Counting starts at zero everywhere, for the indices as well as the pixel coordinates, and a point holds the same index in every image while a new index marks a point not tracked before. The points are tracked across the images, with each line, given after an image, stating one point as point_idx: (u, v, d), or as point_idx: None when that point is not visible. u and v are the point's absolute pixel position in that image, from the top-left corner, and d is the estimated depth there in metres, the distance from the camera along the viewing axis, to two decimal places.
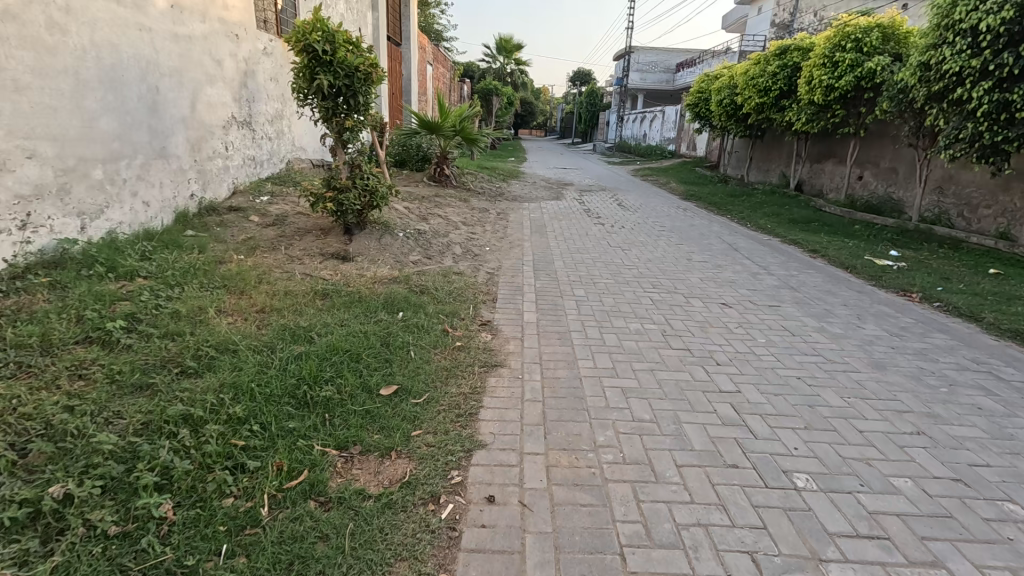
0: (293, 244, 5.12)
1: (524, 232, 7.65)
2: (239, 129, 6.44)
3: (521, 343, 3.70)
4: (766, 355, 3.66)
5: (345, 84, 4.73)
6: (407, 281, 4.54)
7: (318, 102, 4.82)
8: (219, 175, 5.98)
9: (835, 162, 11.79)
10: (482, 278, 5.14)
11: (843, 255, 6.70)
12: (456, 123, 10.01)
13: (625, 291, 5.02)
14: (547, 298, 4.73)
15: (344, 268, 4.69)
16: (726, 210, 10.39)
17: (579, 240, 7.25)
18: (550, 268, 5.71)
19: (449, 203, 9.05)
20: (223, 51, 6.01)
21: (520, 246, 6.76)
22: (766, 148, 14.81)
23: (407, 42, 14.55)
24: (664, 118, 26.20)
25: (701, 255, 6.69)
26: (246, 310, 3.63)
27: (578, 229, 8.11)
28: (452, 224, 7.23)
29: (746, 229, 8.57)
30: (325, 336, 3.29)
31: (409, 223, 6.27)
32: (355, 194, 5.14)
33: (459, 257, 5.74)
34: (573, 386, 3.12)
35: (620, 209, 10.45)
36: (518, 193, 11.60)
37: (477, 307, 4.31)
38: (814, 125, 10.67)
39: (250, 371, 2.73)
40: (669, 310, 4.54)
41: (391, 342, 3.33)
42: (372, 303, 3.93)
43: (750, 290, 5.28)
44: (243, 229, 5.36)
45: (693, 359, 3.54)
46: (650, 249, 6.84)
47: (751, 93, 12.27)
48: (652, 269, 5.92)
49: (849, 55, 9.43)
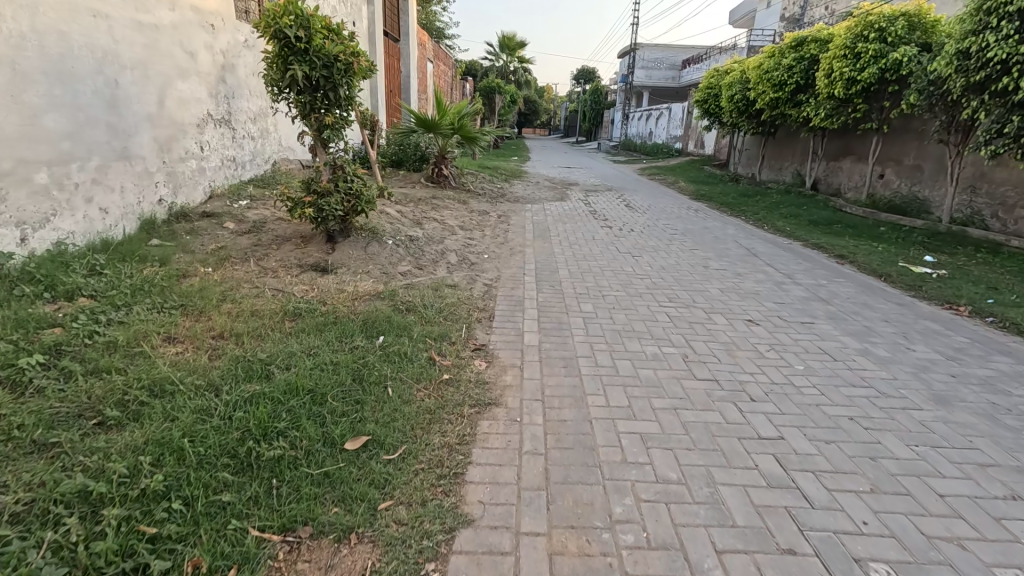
0: (267, 255, 4.62)
1: (526, 237, 7.12)
2: (216, 128, 5.94)
3: (520, 373, 3.17)
4: (808, 387, 3.12)
5: (323, 76, 4.22)
6: (393, 297, 4.02)
7: (294, 97, 4.31)
8: (192, 178, 5.50)
9: (853, 159, 11.22)
10: (478, 292, 4.62)
11: (874, 262, 6.13)
12: (454, 121, 9.50)
13: (637, 305, 4.49)
14: (551, 315, 4.21)
15: (322, 282, 4.18)
16: (740, 211, 9.82)
17: (585, 245, 6.73)
18: (554, 279, 5.18)
19: (447, 205, 8.55)
20: (198, 43, 5.51)
21: (522, 252, 6.24)
22: (779, 146, 14.25)
23: (406, 39, 14.11)
24: (670, 116, 25.61)
25: (719, 261, 6.15)
26: (200, 336, 3.12)
27: (584, 233, 7.58)
28: (448, 228, 6.73)
29: (763, 232, 8.01)
30: (287, 371, 2.78)
31: (400, 228, 5.76)
32: (337, 199, 4.64)
33: (454, 266, 5.23)
34: (582, 432, 2.59)
35: (627, 211, 9.90)
36: (521, 194, 11.08)
37: (470, 327, 3.79)
38: (834, 120, 10.08)
39: (184, 421, 2.23)
40: (689, 329, 4.00)
41: (367, 377, 2.81)
42: (348, 326, 3.41)
43: (777, 303, 4.73)
44: (215, 237, 4.86)
45: (722, 393, 3.01)
46: (662, 255, 6.31)
47: (766, 88, 11.68)
48: (666, 278, 5.38)
49: (873, 46, 8.83)
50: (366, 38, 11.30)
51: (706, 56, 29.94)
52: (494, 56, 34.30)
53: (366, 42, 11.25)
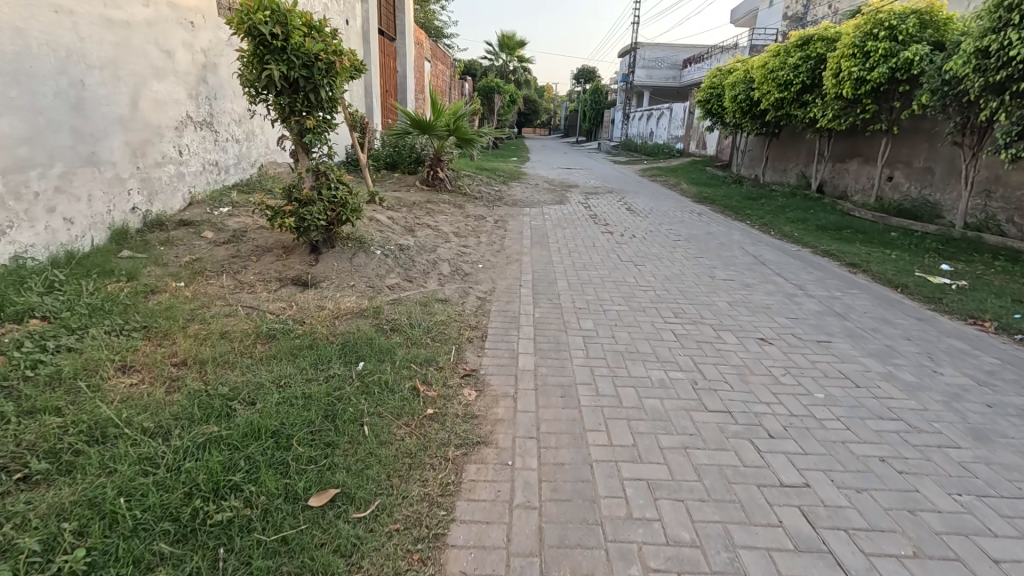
0: (245, 267, 4.33)
1: (524, 244, 6.82)
2: (197, 130, 5.65)
3: (513, 405, 2.88)
4: (832, 421, 2.82)
5: (303, 76, 3.92)
6: (377, 315, 3.72)
7: (272, 99, 4.01)
8: (170, 185, 5.21)
9: (861, 161, 10.94)
10: (471, 307, 4.32)
11: (888, 271, 5.84)
12: (450, 122, 9.20)
13: (640, 321, 4.19)
14: (547, 333, 3.91)
15: (302, 299, 3.89)
16: (745, 215, 9.52)
17: (586, 253, 6.43)
18: (552, 291, 4.88)
19: (443, 209, 8.27)
20: (175, 41, 5.22)
21: (519, 261, 5.94)
22: (783, 147, 13.96)
23: (402, 38, 13.79)
24: (671, 116, 25.33)
25: (725, 271, 5.85)
26: (159, 364, 2.83)
27: (585, 239, 7.28)
28: (441, 235, 6.43)
29: (770, 238, 7.71)
30: (251, 407, 2.48)
31: (390, 237, 5.47)
32: (320, 207, 4.35)
33: (446, 278, 4.94)
34: (582, 479, 2.29)
35: (629, 215, 9.61)
36: (519, 197, 10.78)
37: (460, 349, 3.50)
38: (841, 121, 9.78)
39: (122, 475, 1.93)
40: (697, 349, 3.71)
41: (341, 413, 2.52)
42: (325, 352, 3.12)
43: (789, 318, 4.44)
44: (191, 248, 4.57)
45: (736, 429, 2.71)
46: (666, 264, 6.01)
47: (771, 88, 11.37)
48: (671, 289, 5.08)
49: (883, 44, 8.53)
50: (360, 37, 10.99)
51: (707, 56, 29.64)
52: (494, 55, 34.01)
53: (360, 41, 10.94)
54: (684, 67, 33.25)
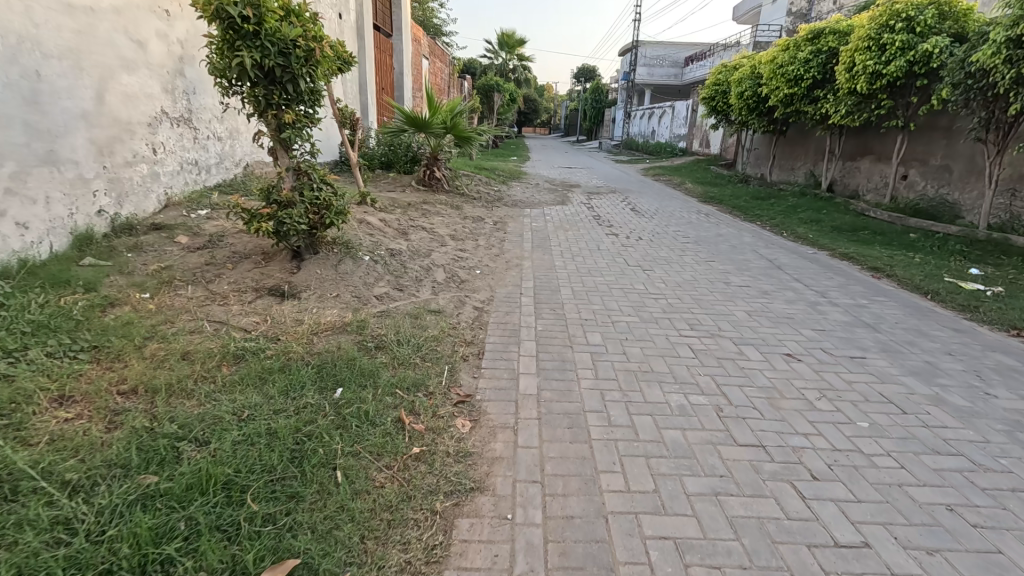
0: (219, 276, 3.94)
1: (525, 247, 6.44)
2: (173, 127, 5.26)
3: (513, 439, 2.49)
4: (883, 459, 2.43)
5: (279, 65, 3.53)
6: (360, 331, 3.34)
7: (247, 91, 3.63)
8: (143, 186, 4.82)
9: (872, 159, 10.58)
10: (466, 319, 3.94)
11: (915, 276, 5.45)
12: (446, 120, 8.83)
13: (653, 335, 3.81)
14: (551, 349, 3.53)
15: (278, 312, 3.51)
16: (755, 215, 9.13)
17: (590, 257, 6.05)
18: (555, 300, 4.49)
19: (439, 211, 7.89)
20: (148, 32, 4.84)
21: (519, 266, 5.56)
22: (791, 145, 13.59)
23: (399, 34, 13.41)
24: (674, 114, 24.93)
25: (740, 276, 5.47)
26: (102, 394, 2.44)
27: (589, 242, 6.89)
28: (437, 239, 6.05)
29: (783, 240, 7.32)
30: (203, 449, 2.09)
31: (380, 241, 5.08)
32: (300, 210, 3.97)
33: (439, 286, 4.56)
34: (596, 539, 1.90)
35: (633, 216, 9.22)
36: (519, 197, 10.39)
37: (453, 368, 3.11)
38: (855, 117, 9.38)
39: (25, 549, 1.56)
40: (717, 368, 3.32)
41: (309, 456, 2.13)
42: (298, 376, 2.72)
43: (815, 330, 4.05)
44: (161, 255, 4.18)
45: (773, 469, 2.32)
46: (676, 269, 5.62)
47: (779, 84, 10.97)
48: (683, 297, 4.70)
49: (899, 37, 8.14)
50: (355, 32, 10.61)
51: (709, 53, 29.26)
52: (494, 53, 33.62)
53: (354, 37, 10.56)
54: (686, 65, 32.87)
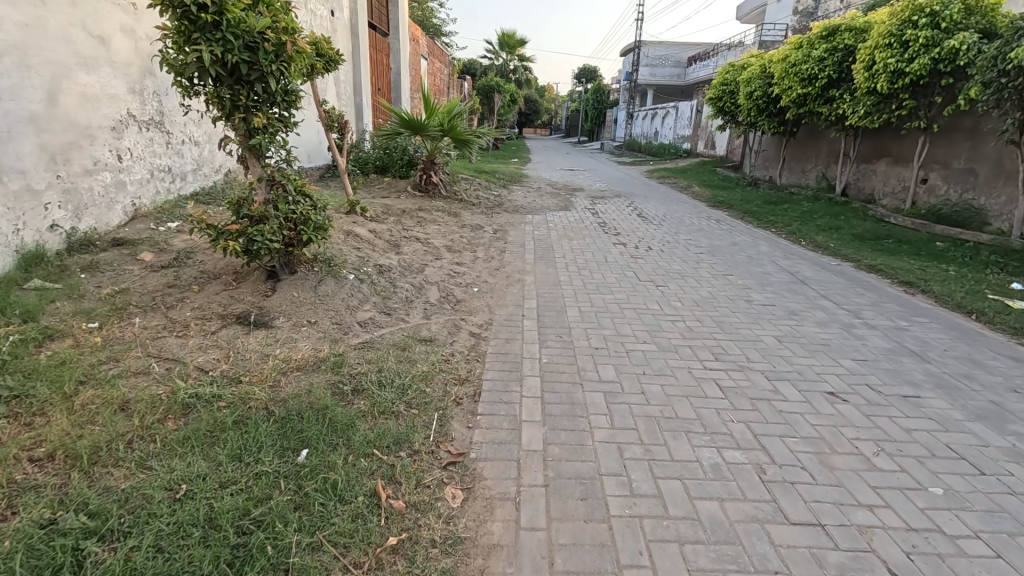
0: (181, 301, 3.48)
1: (527, 259, 5.98)
2: (142, 132, 4.81)
3: (514, 518, 2.03)
4: (973, 544, 1.97)
5: (245, 61, 3.07)
6: (337, 369, 2.89)
7: (210, 92, 3.17)
8: (106, 196, 4.36)
9: (890, 161, 10.13)
10: (461, 349, 3.47)
11: (954, 292, 4.98)
12: (443, 122, 8.37)
13: (674, 368, 3.34)
14: (557, 387, 3.06)
15: (244, 346, 3.04)
16: (769, 222, 8.66)
17: (598, 270, 5.58)
18: (560, 323, 4.04)
19: (435, 219, 7.44)
20: (110, 27, 4.38)
21: (521, 282, 5.09)
22: (802, 146, 13.11)
23: (395, 33, 12.97)
24: (677, 115, 24.48)
25: (761, 293, 5.01)
26: (7, 465, 1.97)
27: (595, 252, 6.42)
28: (431, 252, 5.59)
29: (803, 250, 6.86)
30: (115, 552, 1.63)
31: (368, 256, 4.64)
32: (273, 226, 3.50)
33: (433, 308, 4.11)
34: None
35: (641, 222, 8.75)
36: (520, 203, 9.93)
37: (443, 417, 2.65)
38: (874, 118, 8.91)
39: None
40: (752, 413, 2.85)
41: (255, 557, 1.67)
42: (255, 433, 2.26)
43: (855, 359, 3.59)
44: (118, 275, 3.72)
45: (841, 561, 1.86)
46: (692, 285, 5.16)
47: (792, 83, 10.49)
48: (702, 318, 4.25)
49: (924, 32, 7.67)
50: (348, 31, 10.16)
51: (714, 53, 28.78)
52: (494, 53, 33.19)
53: (348, 36, 10.11)
54: (689, 65, 32.44)
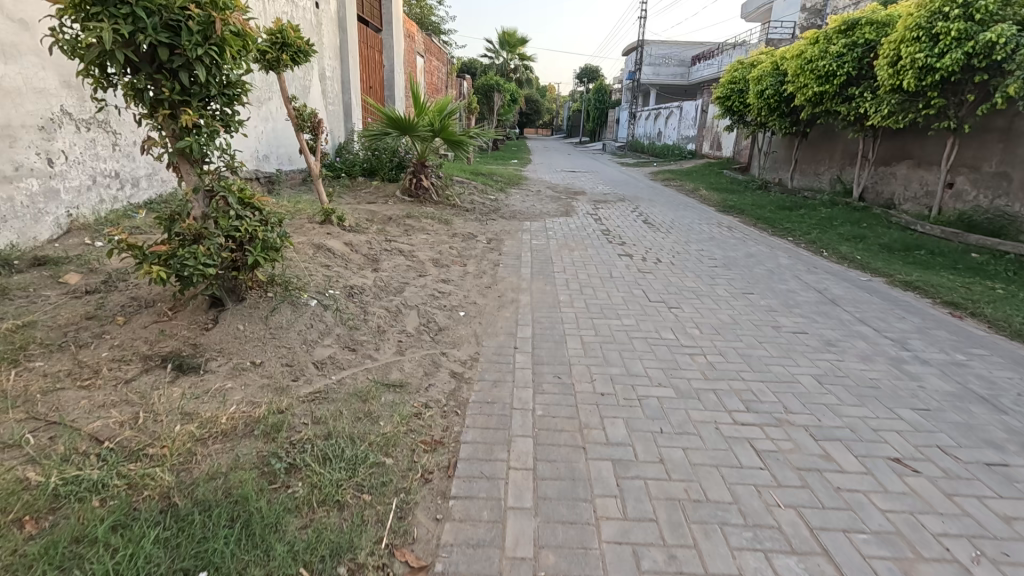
0: (99, 338, 2.88)
1: (522, 274, 5.35)
2: (80, 132, 4.19)
3: None
4: None
5: (164, 44, 2.46)
6: (273, 434, 2.27)
7: (123, 83, 2.56)
8: (31, 207, 3.75)
9: (912, 164, 9.52)
10: (436, 397, 2.85)
11: (1011, 317, 4.35)
12: (434, 122, 7.76)
13: (696, 423, 2.73)
14: (553, 454, 2.44)
15: (161, 400, 2.43)
16: (785, 229, 8.04)
17: (601, 288, 4.97)
18: (557, 359, 3.42)
19: (424, 227, 6.83)
20: (35, 9, 3.77)
21: (515, 304, 4.47)
22: (814, 147, 12.49)
23: (387, 27, 12.26)
24: (682, 115, 23.86)
25: (788, 317, 4.39)
26: None
27: (598, 266, 5.81)
28: (415, 267, 4.98)
29: (828, 263, 6.23)
30: None
31: (338, 277, 4.03)
32: (210, 246, 2.89)
33: (409, 339, 3.50)
34: None
35: (647, 230, 8.12)
36: (518, 208, 9.32)
37: (402, 506, 2.04)
38: (898, 118, 8.28)
39: None
40: (802, 493, 2.23)
41: None
42: (136, 547, 1.65)
43: (915, 408, 2.96)
44: (29, 303, 3.10)
45: None
46: (709, 308, 4.54)
47: (808, 81, 9.85)
48: (724, 351, 3.64)
49: (956, 24, 7.03)
50: (335, 24, 9.53)
51: (718, 51, 28.13)
52: (494, 52, 32.57)
53: (335, 29, 9.48)
54: (694, 65, 31.79)
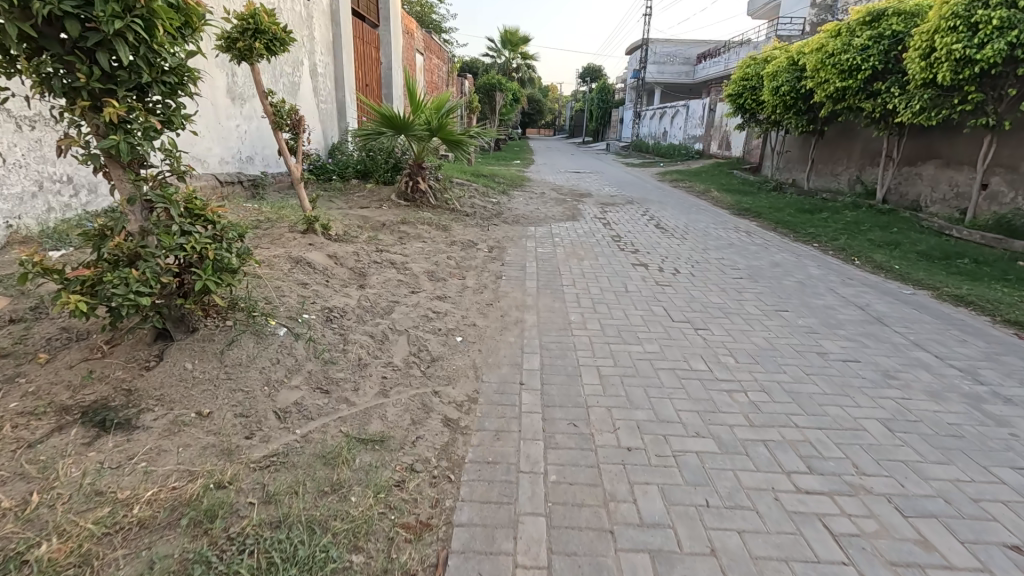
0: (11, 383, 2.33)
1: (527, 288, 4.81)
2: (20, 131, 3.65)
3: None
4: None
5: (69, 15, 1.92)
6: (205, 527, 1.72)
7: (25, 68, 2.03)
8: None
9: (940, 164, 8.97)
10: (424, 456, 2.31)
11: None
12: (431, 120, 7.24)
13: (749, 492, 2.17)
14: (573, 542, 1.88)
15: (67, 473, 1.88)
16: (809, 234, 7.48)
17: (616, 305, 4.43)
18: (571, 399, 2.87)
19: (420, 233, 6.30)
20: None
21: (519, 325, 3.94)
22: (831, 146, 11.93)
23: (385, 24, 11.76)
24: (688, 114, 23.27)
25: (832, 340, 3.84)
26: None
27: (611, 277, 5.27)
28: (407, 282, 4.44)
29: (863, 273, 5.67)
30: None
31: (316, 297, 3.49)
32: (146, 268, 2.34)
33: (396, 374, 2.96)
34: None
35: (660, 235, 7.58)
36: (521, 211, 8.77)
37: None
38: (931, 115, 7.69)
39: None
40: None
41: None
42: None
43: (1017, 467, 2.40)
44: None
45: None
46: (741, 330, 3.99)
47: (829, 76, 9.27)
48: (767, 386, 3.09)
49: (999, 11, 6.45)
50: (328, 18, 9.00)
51: (724, 48, 27.55)
52: (496, 51, 32.06)
53: (327, 23, 8.94)
54: (699, 63, 31.22)
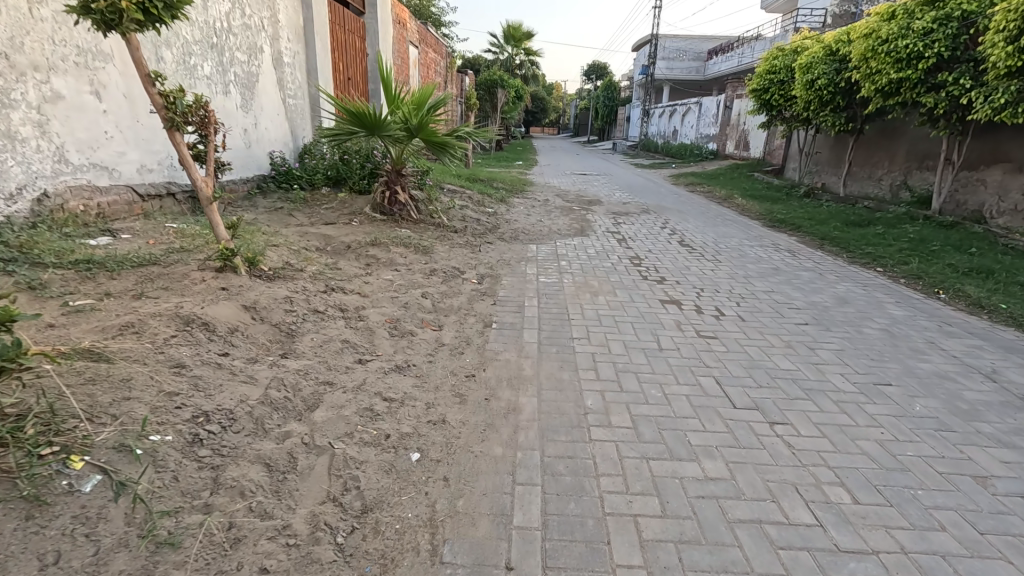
0: None
1: (524, 345, 3.54)
2: None
3: None
4: None
5: None
6: None
7: None
8: None
9: (1011, 168, 7.66)
10: None
11: None
12: (410, 118, 5.97)
13: None
14: None
15: None
16: (868, 256, 6.18)
17: (649, 377, 3.15)
18: None
19: (391, 257, 5.05)
20: None
21: (511, 419, 2.65)
22: (871, 147, 10.58)
23: (370, 9, 10.46)
24: (701, 112, 21.91)
25: (984, 450, 2.54)
26: None
27: (636, 325, 3.99)
28: (355, 343, 3.17)
29: (960, 317, 4.37)
30: None
31: (188, 395, 2.23)
32: None
33: (288, 561, 1.69)
34: None
35: (687, 256, 6.29)
36: (521, 224, 7.51)
37: None
38: (1015, 111, 6.37)
39: None
40: None
41: None
42: None
43: None
44: None
45: None
46: (840, 428, 2.69)
47: (881, 66, 7.93)
48: (932, 572, 1.79)
49: None
50: None
51: (737, 43, 26.17)
52: (499, 47, 30.72)
53: (295, 5, 7.68)
54: (710, 58, 29.83)
